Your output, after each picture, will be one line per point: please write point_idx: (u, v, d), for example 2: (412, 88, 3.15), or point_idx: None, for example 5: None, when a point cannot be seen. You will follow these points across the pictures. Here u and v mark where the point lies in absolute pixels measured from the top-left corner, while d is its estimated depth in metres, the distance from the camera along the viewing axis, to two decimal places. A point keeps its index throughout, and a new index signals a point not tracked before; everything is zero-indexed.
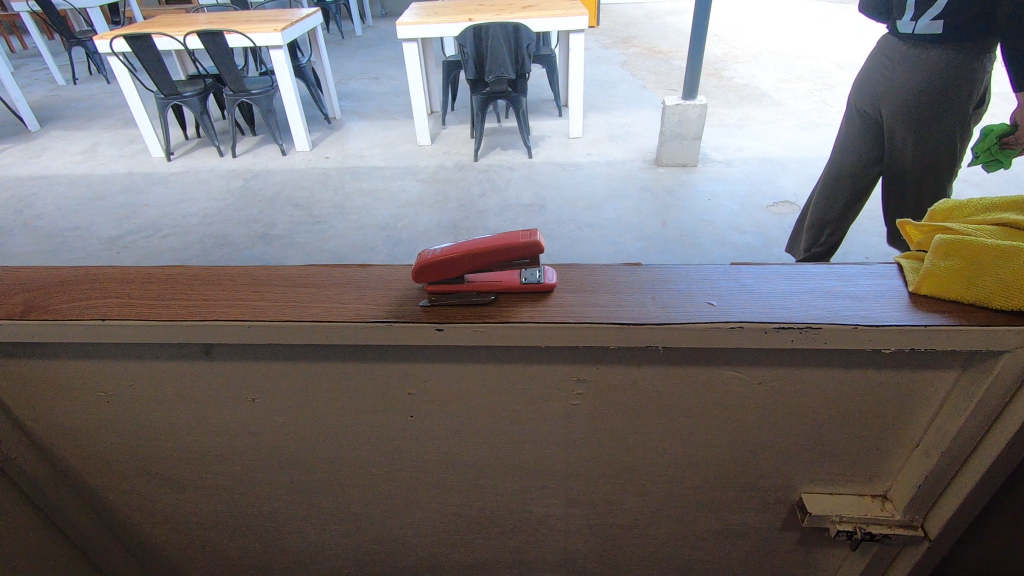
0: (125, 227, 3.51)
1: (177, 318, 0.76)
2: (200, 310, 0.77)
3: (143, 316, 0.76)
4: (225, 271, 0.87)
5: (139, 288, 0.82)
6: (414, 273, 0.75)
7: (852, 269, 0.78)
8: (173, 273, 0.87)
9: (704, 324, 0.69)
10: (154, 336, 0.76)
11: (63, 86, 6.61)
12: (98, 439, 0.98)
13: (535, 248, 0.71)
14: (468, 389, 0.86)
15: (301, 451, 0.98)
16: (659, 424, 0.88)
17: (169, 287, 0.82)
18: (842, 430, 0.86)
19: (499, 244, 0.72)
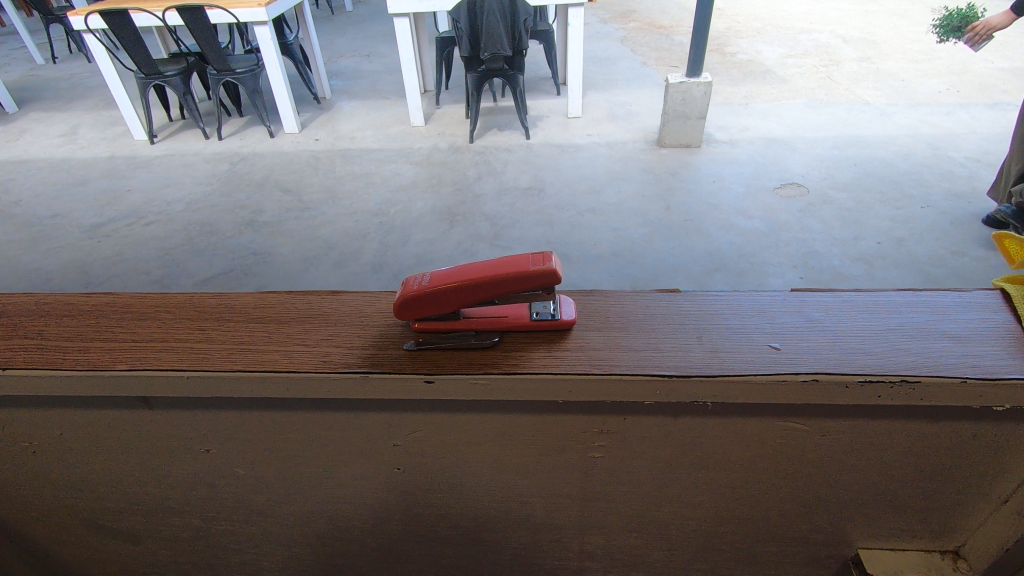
0: (106, 214, 3.32)
1: (98, 367, 0.60)
2: (129, 353, 0.62)
3: (59, 365, 0.60)
4: (162, 299, 0.71)
5: (61, 324, 0.67)
6: (395, 308, 0.60)
7: (945, 298, 0.63)
8: (106, 302, 0.71)
9: (768, 377, 0.54)
10: (73, 389, 0.60)
11: (42, 65, 6.31)
12: (34, 491, 0.83)
13: (551, 278, 0.56)
14: (467, 441, 0.70)
15: (270, 503, 0.83)
16: (696, 478, 0.73)
17: (98, 323, 0.66)
18: (916, 485, 0.71)
19: (504, 273, 0.56)
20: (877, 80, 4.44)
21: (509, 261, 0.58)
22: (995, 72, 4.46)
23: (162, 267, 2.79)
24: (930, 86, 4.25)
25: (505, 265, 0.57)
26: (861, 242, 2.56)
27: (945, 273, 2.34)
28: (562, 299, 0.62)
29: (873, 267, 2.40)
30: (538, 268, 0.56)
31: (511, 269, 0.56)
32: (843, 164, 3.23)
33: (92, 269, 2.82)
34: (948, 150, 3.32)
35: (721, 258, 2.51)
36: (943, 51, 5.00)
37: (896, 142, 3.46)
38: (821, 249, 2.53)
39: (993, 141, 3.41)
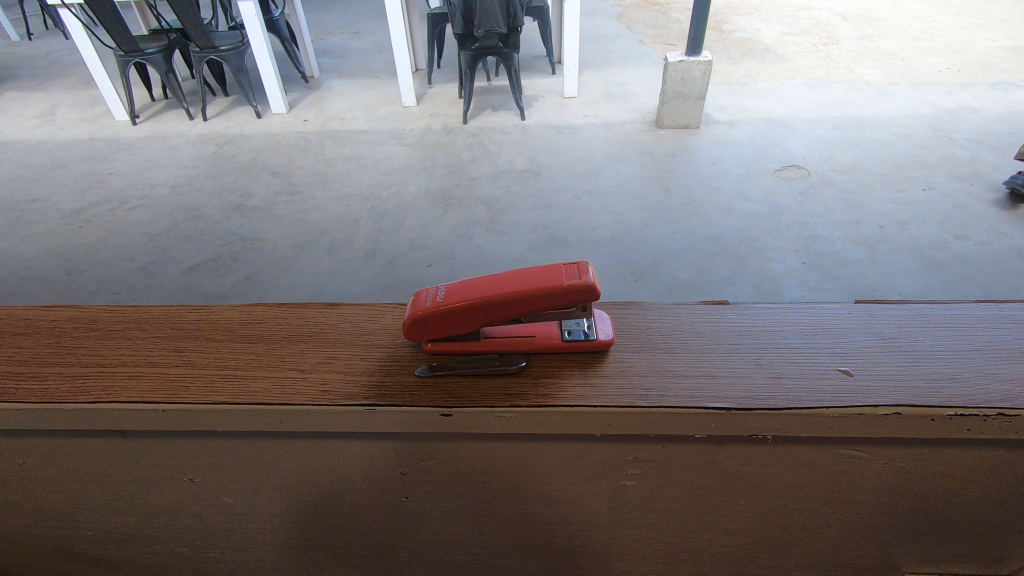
0: (87, 198, 3.18)
1: (57, 399, 0.51)
2: (95, 380, 0.53)
3: (13, 396, 0.52)
4: (135, 312, 0.62)
5: (20, 343, 0.58)
6: (405, 327, 0.52)
7: None
8: (73, 315, 0.62)
9: (842, 410, 0.46)
10: (29, 423, 0.52)
11: (17, 42, 6.05)
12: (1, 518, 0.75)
13: (588, 294, 0.48)
14: (483, 469, 0.63)
15: (262, 531, 0.75)
16: (738, 505, 0.66)
17: (61, 342, 0.58)
18: (979, 513, 0.65)
19: (532, 288, 0.48)
20: (878, 59, 4.33)
21: (537, 273, 0.50)
22: (997, 51, 4.35)
23: (146, 254, 2.67)
24: (932, 66, 4.15)
25: (532, 278, 0.49)
26: (864, 226, 2.48)
27: (950, 257, 2.27)
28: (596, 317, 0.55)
29: (875, 251, 2.32)
30: (572, 283, 0.48)
31: (540, 283, 0.49)
32: (844, 145, 3.14)
33: (73, 256, 2.70)
34: (950, 131, 3.24)
35: (722, 242, 2.43)
36: (943, 30, 4.89)
37: (898, 122, 3.37)
38: (824, 233, 2.45)
39: (995, 122, 3.33)
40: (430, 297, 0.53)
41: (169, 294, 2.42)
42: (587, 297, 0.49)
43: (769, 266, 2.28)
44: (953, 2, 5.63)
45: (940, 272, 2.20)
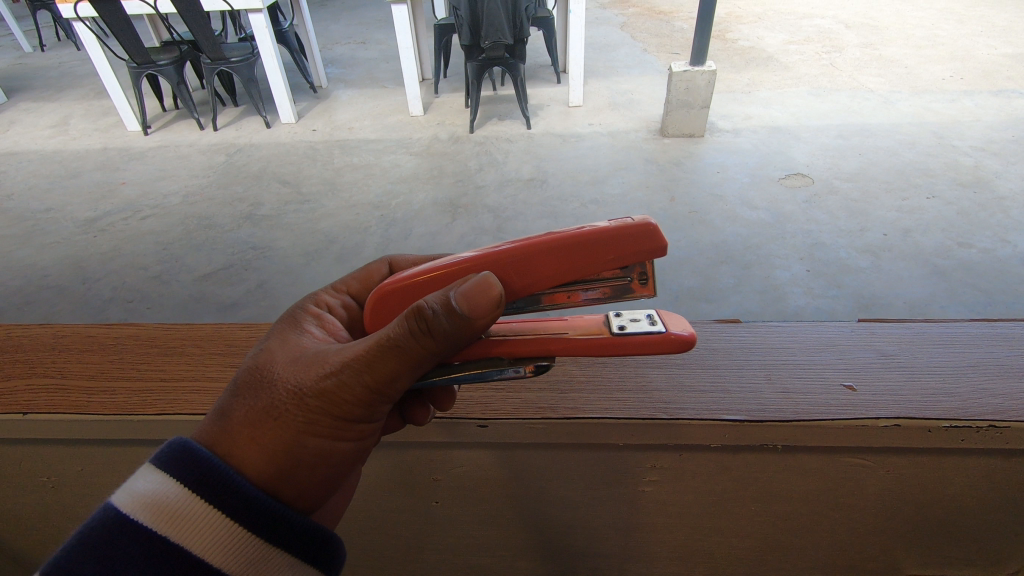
0: (101, 208, 3.24)
1: (154, 409, 0.59)
2: (179, 393, 0.61)
3: (124, 406, 0.59)
4: (202, 332, 0.71)
5: (138, 358, 0.66)
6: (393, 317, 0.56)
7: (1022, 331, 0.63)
8: (177, 333, 0.71)
9: (847, 423, 0.52)
10: (136, 431, 0.59)
11: (31, 53, 6.17)
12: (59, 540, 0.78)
13: (649, 238, 0.53)
14: (510, 477, 0.67)
15: None
16: (750, 514, 0.69)
17: (167, 360, 0.66)
18: (983, 520, 0.67)
19: (567, 235, 0.53)
20: (880, 68, 4.35)
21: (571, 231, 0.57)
22: (999, 59, 4.38)
23: (160, 263, 2.73)
24: (934, 74, 4.18)
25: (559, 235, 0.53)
26: (868, 234, 2.51)
27: (954, 265, 2.31)
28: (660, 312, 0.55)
29: (880, 259, 2.36)
30: (617, 226, 0.52)
31: (580, 230, 0.54)
32: (847, 153, 3.16)
33: (88, 264, 2.75)
34: (953, 139, 3.27)
35: (727, 250, 2.47)
36: (945, 37, 4.91)
37: (901, 130, 3.39)
38: (827, 240, 2.49)
39: (998, 129, 3.36)
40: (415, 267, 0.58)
41: (182, 303, 2.46)
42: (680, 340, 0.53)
43: (774, 274, 2.31)
44: (955, 8, 5.61)
45: (945, 279, 2.23)
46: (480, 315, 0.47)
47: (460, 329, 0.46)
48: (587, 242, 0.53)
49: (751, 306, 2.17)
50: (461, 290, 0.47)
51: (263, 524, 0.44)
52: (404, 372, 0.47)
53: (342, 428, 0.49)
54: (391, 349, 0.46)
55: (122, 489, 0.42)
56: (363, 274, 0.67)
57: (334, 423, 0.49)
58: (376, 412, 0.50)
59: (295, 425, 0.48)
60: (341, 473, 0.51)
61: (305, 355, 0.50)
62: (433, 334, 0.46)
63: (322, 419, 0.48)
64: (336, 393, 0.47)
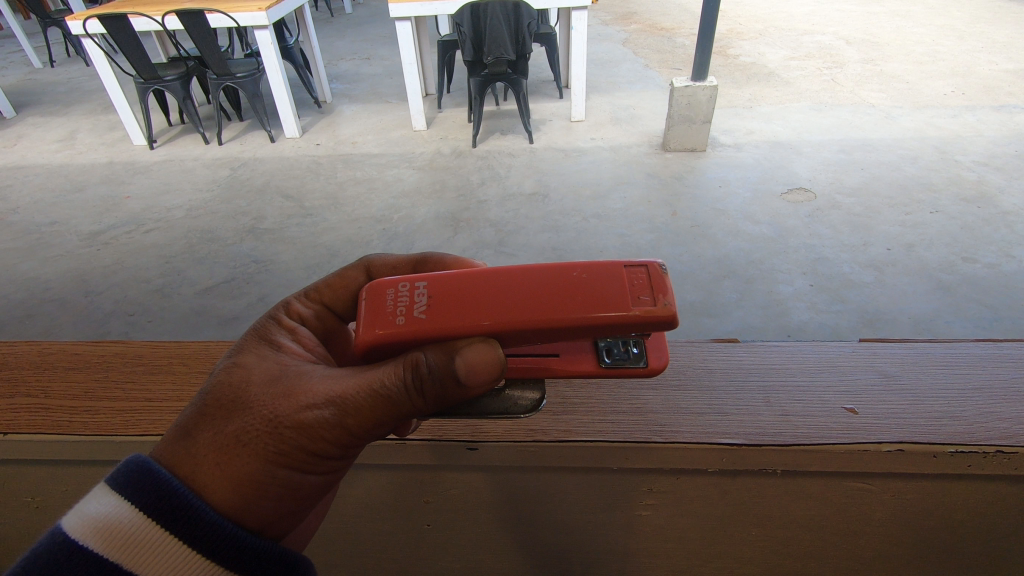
0: (105, 221, 3.25)
1: (139, 432, 0.57)
2: (165, 412, 0.60)
3: (110, 428, 0.58)
4: (191, 349, 0.69)
5: (124, 376, 0.65)
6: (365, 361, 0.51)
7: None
8: (166, 350, 0.70)
9: (846, 447, 0.51)
10: (119, 453, 0.58)
11: (40, 69, 6.25)
12: None
13: (665, 326, 0.47)
14: (501, 499, 0.65)
15: None
16: (753, 542, 0.66)
17: (154, 378, 0.65)
18: (993, 550, 0.64)
19: (575, 320, 0.46)
20: (882, 83, 4.36)
21: (578, 277, 0.47)
22: (1000, 74, 4.39)
23: (162, 276, 2.73)
24: (935, 89, 4.19)
25: (575, 306, 0.46)
26: (871, 248, 2.50)
27: (959, 280, 2.29)
28: (645, 338, 0.56)
29: (883, 274, 2.34)
30: (640, 315, 0.45)
31: (592, 315, 0.46)
32: (850, 168, 3.16)
33: (91, 278, 2.75)
34: (955, 154, 3.27)
35: (729, 264, 2.45)
36: (945, 52, 4.93)
37: (903, 145, 3.39)
38: (831, 255, 2.47)
39: (1000, 144, 3.35)
40: (409, 299, 0.49)
41: (182, 316, 2.45)
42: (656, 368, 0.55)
43: (776, 288, 2.30)
44: (955, 24, 5.64)
45: (950, 294, 2.21)
46: (479, 382, 0.47)
47: (452, 391, 0.47)
48: (594, 328, 0.47)
49: (755, 321, 2.14)
50: (463, 361, 0.46)
51: (227, 557, 0.41)
52: (392, 416, 0.47)
53: (315, 464, 0.47)
54: (381, 396, 0.46)
55: (75, 511, 0.40)
56: (336, 281, 0.63)
57: (307, 457, 0.47)
58: (354, 450, 0.49)
59: (269, 458, 0.45)
60: (306, 507, 0.49)
61: (283, 377, 0.47)
62: (429, 390, 0.46)
63: (294, 452, 0.46)
64: (318, 427, 0.46)
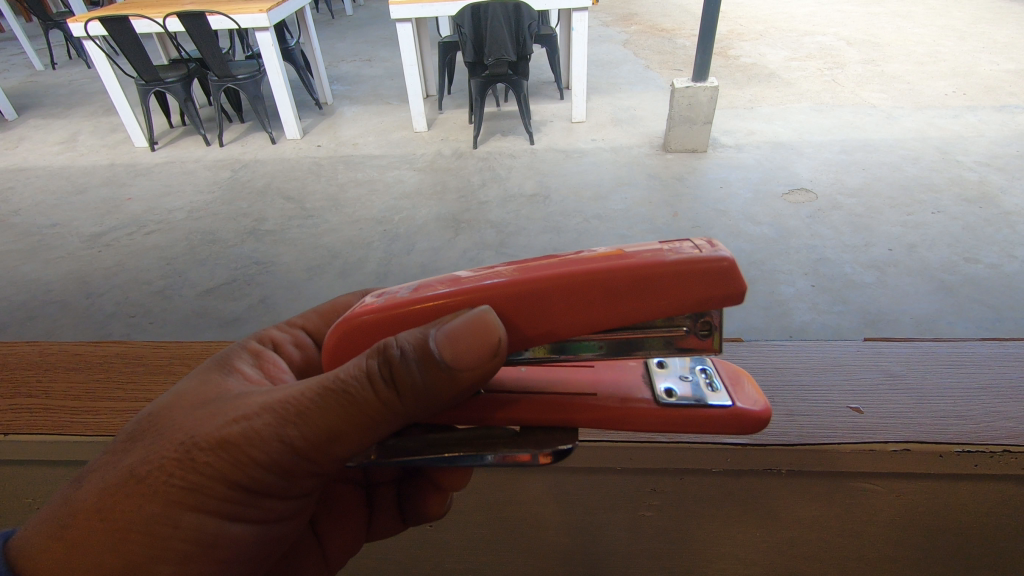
0: (106, 223, 3.25)
1: None
2: None
3: (106, 430, 0.58)
4: (192, 350, 0.69)
5: (124, 377, 0.65)
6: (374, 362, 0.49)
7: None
8: (167, 351, 0.69)
9: (850, 447, 0.50)
10: None
11: (42, 71, 6.26)
12: None
13: (724, 270, 0.42)
14: (505, 500, 0.65)
15: None
16: (756, 541, 0.66)
17: (153, 379, 0.64)
18: (1001, 552, 0.63)
19: (610, 268, 0.42)
20: (883, 84, 4.35)
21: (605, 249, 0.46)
22: (1001, 74, 4.38)
23: (163, 277, 2.73)
24: (937, 89, 4.18)
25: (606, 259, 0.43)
26: (873, 248, 2.49)
27: (961, 280, 2.28)
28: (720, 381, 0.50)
29: (885, 275, 2.33)
30: (686, 257, 0.42)
31: (627, 265, 0.42)
32: (851, 168, 3.15)
33: (92, 280, 2.75)
34: (957, 155, 3.26)
35: None
36: (947, 53, 4.92)
37: (905, 146, 3.38)
38: (833, 255, 2.46)
39: (1002, 144, 3.35)
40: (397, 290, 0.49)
41: (183, 318, 2.45)
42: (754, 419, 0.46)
43: (778, 289, 2.29)
44: (956, 25, 5.63)
45: (952, 294, 2.21)
46: (473, 360, 0.42)
47: (426, 384, 0.42)
48: (644, 298, 0.42)
49: (756, 321, 2.14)
50: (476, 320, 0.41)
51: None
52: (335, 427, 0.43)
53: (245, 495, 0.46)
54: (312, 411, 0.43)
55: None
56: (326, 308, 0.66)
57: (230, 489, 0.45)
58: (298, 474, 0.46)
59: (177, 492, 0.43)
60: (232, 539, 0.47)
61: (208, 404, 0.46)
62: (397, 383, 0.42)
63: (209, 481, 0.44)
64: (237, 458, 0.44)
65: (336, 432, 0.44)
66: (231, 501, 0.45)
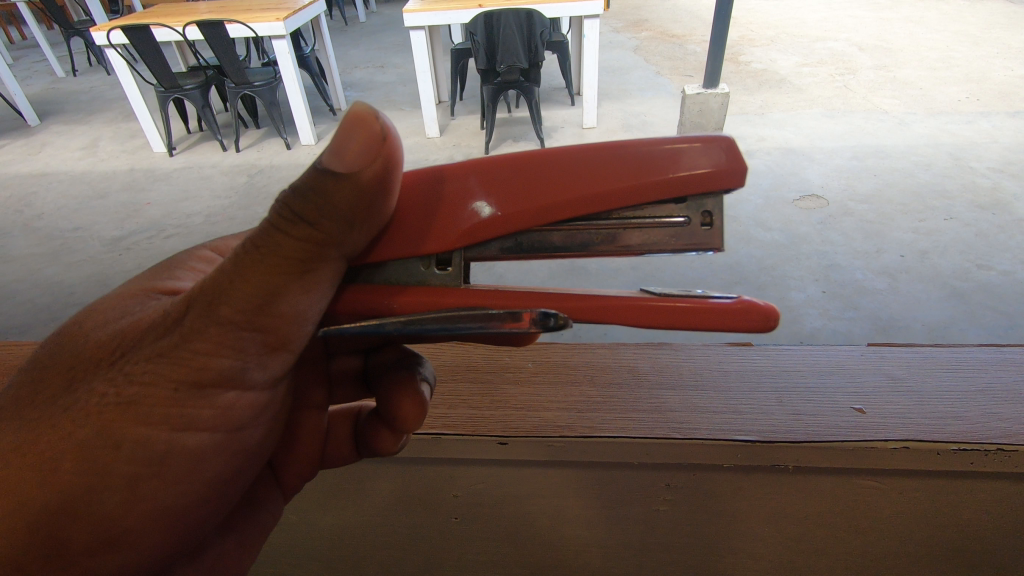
0: (127, 227, 3.33)
1: None
2: None
3: None
4: None
5: None
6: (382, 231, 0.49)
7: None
8: None
9: (854, 445, 0.54)
10: None
11: (63, 77, 6.42)
12: None
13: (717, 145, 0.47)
14: (527, 494, 0.69)
15: (304, 543, 0.79)
16: (761, 534, 0.69)
17: None
18: (999, 550, 0.67)
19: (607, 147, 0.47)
20: (895, 90, 4.35)
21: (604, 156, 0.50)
22: (1016, 81, 4.36)
23: None
24: (950, 96, 4.17)
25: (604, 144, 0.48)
26: (884, 255, 2.50)
27: (973, 287, 2.30)
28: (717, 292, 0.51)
29: (896, 281, 2.35)
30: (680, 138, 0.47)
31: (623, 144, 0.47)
32: (862, 175, 3.16)
33: (114, 283, 2.83)
34: (970, 161, 3.26)
35: (741, 271, 2.47)
36: (960, 59, 4.90)
37: (917, 152, 3.39)
38: (843, 261, 2.48)
39: (1016, 151, 3.34)
40: None
41: None
42: (765, 318, 0.48)
43: (789, 295, 2.32)
44: (970, 30, 5.61)
45: (964, 301, 2.22)
46: (366, 164, 0.39)
47: (345, 202, 0.40)
48: (651, 173, 0.47)
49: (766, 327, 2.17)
50: (351, 117, 0.38)
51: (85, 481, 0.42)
52: (263, 287, 0.41)
53: (193, 391, 0.44)
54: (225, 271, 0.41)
55: None
56: None
57: (168, 391, 0.43)
58: (245, 356, 0.45)
59: (108, 385, 0.43)
60: (193, 423, 0.46)
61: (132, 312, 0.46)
62: (305, 219, 0.40)
63: (132, 365, 0.43)
64: (169, 353, 0.42)
65: (265, 298, 0.42)
66: (178, 400, 0.44)
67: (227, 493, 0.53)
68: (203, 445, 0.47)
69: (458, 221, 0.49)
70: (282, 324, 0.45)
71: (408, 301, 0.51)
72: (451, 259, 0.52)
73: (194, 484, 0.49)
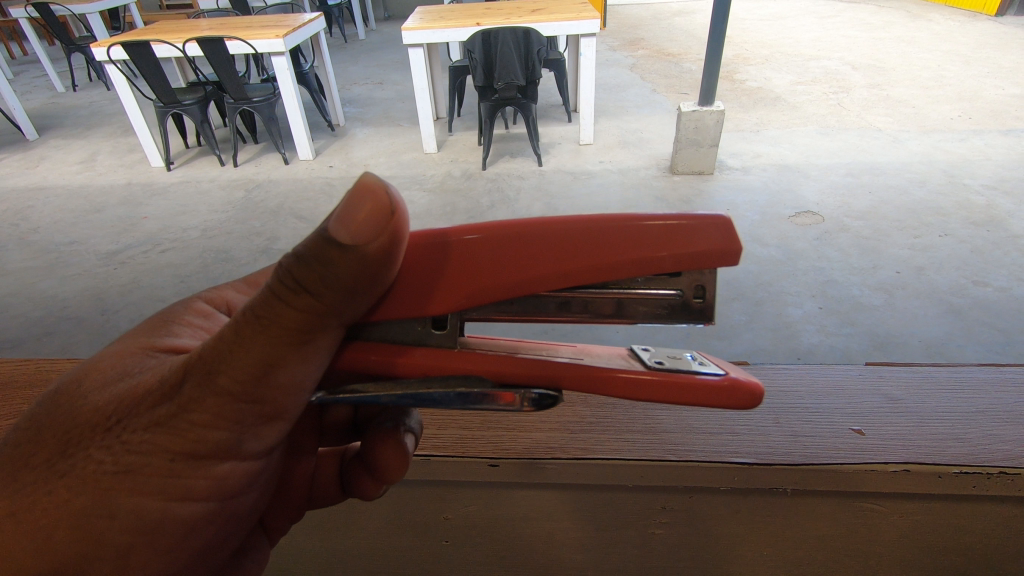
0: (123, 241, 3.32)
1: None
2: None
3: None
4: None
5: None
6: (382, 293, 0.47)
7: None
8: None
9: (854, 468, 0.53)
10: None
11: (63, 92, 6.45)
12: None
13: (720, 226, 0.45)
14: (521, 516, 0.67)
15: (291, 566, 0.77)
16: (762, 558, 0.67)
17: None
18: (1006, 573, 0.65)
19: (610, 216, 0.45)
20: (888, 108, 4.39)
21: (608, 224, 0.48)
22: (1007, 99, 4.42)
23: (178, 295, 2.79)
24: (943, 113, 4.22)
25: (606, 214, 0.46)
26: (880, 271, 2.50)
27: (969, 303, 2.29)
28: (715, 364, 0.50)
29: (893, 297, 2.34)
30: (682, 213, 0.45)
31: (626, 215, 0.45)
32: (857, 192, 3.17)
33: (108, 296, 2.81)
34: (964, 178, 3.28)
35: (738, 287, 2.46)
36: (952, 77, 4.97)
37: (911, 169, 3.41)
38: (840, 278, 2.48)
39: (1009, 168, 3.37)
40: None
41: None
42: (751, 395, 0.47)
43: (786, 311, 2.31)
44: (960, 50, 5.70)
45: (961, 318, 2.22)
46: (375, 235, 0.36)
47: (352, 272, 0.38)
48: (650, 245, 0.45)
49: (765, 341, 2.16)
50: (361, 187, 0.36)
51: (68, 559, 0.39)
52: (264, 357, 0.39)
53: (189, 461, 0.42)
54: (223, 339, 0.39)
55: None
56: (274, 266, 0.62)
57: (160, 463, 0.40)
58: (243, 427, 0.42)
59: (102, 451, 0.40)
60: (186, 495, 0.43)
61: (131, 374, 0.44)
62: (306, 288, 0.38)
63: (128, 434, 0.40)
64: (164, 422, 0.40)
65: (264, 368, 0.39)
66: (174, 470, 0.41)
67: (216, 559, 0.50)
68: (194, 516, 0.44)
69: (458, 285, 0.48)
70: (281, 393, 0.42)
71: (407, 362, 0.49)
72: (448, 320, 0.51)
73: (183, 556, 0.45)
